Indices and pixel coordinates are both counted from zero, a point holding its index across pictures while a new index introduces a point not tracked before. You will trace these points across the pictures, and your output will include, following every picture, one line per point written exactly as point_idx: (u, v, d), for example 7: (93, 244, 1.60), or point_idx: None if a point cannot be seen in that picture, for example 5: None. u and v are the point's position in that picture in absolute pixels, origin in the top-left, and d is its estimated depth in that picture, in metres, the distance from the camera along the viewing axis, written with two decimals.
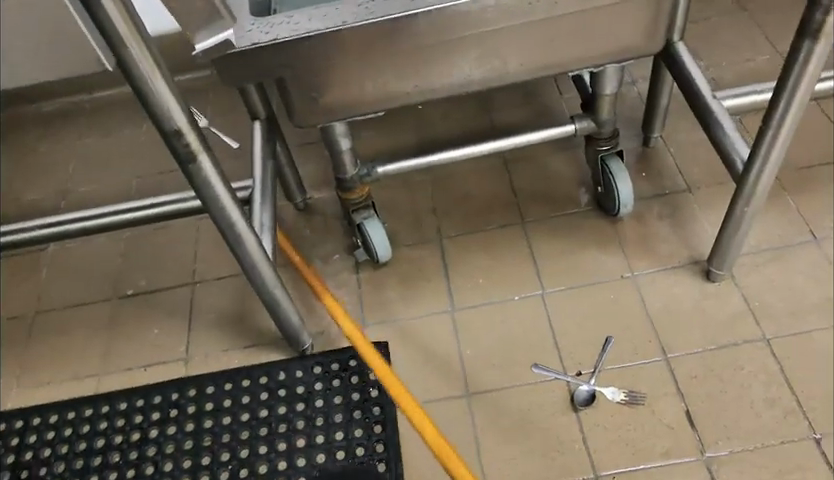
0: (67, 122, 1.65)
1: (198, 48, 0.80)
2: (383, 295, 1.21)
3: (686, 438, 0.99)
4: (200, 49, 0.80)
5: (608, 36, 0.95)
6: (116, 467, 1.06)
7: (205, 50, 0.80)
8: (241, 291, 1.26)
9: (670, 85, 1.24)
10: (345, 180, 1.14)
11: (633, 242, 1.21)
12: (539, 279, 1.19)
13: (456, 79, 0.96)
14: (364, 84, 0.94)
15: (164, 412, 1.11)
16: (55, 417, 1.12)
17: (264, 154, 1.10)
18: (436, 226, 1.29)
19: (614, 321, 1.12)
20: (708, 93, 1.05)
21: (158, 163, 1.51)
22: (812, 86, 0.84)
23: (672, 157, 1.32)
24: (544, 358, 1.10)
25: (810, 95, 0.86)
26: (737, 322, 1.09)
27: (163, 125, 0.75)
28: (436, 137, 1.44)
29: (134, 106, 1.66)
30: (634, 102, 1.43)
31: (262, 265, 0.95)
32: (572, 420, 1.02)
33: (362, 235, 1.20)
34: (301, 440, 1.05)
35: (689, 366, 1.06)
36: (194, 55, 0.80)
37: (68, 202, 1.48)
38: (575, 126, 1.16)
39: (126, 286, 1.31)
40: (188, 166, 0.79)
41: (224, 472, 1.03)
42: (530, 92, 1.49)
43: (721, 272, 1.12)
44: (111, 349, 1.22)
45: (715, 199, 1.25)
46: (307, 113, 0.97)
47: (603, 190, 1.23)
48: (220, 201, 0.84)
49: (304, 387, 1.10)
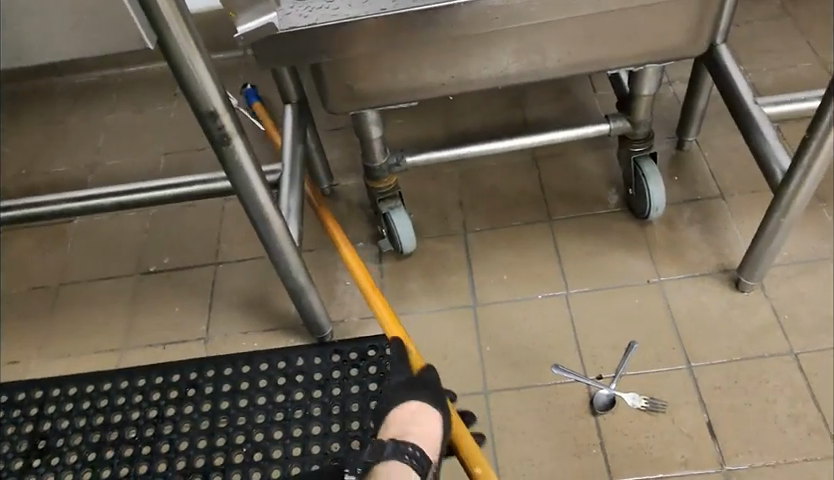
0: (97, 95, 1.66)
1: (239, 31, 0.79)
2: (405, 286, 1.20)
3: (705, 449, 0.98)
4: (242, 32, 0.79)
5: (650, 36, 0.92)
6: (132, 443, 1.06)
7: (247, 33, 0.79)
8: (263, 274, 1.26)
9: (710, 88, 1.21)
10: (374, 169, 1.13)
11: (662, 247, 1.19)
12: (564, 278, 1.18)
13: (492, 72, 0.94)
14: (397, 73, 0.93)
15: (182, 391, 1.11)
16: (74, 389, 1.13)
17: (294, 137, 1.10)
18: (462, 219, 1.28)
19: (639, 326, 1.11)
20: (751, 100, 1.03)
21: (187, 141, 1.52)
22: None
23: (705, 162, 1.30)
24: (565, 359, 1.08)
25: None
26: (765, 334, 1.07)
27: (199, 106, 0.74)
28: (466, 129, 1.43)
29: (165, 83, 1.66)
30: (670, 103, 1.40)
31: (287, 248, 0.94)
32: (590, 423, 1.01)
33: (388, 225, 1.19)
34: (316, 428, 1.04)
35: (713, 376, 1.04)
36: (235, 38, 0.79)
37: (95, 175, 1.49)
38: (610, 126, 1.14)
39: (149, 262, 1.32)
40: (221, 148, 0.78)
41: (238, 455, 1.03)
42: (563, 89, 1.47)
43: (751, 282, 1.10)
44: (131, 324, 1.23)
45: (748, 207, 1.22)
46: (341, 100, 0.96)
47: (633, 192, 1.21)
48: (250, 183, 0.84)
49: (322, 374, 1.10)
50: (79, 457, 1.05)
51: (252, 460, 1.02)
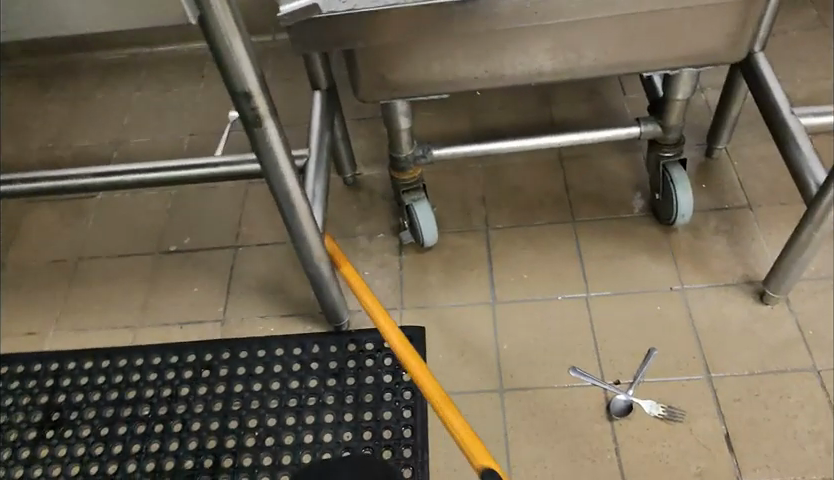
0: (124, 73, 1.66)
1: (284, 11, 0.78)
2: (424, 279, 1.19)
3: (722, 461, 0.97)
4: (286, 11, 0.78)
5: (689, 40, 0.91)
6: (145, 421, 1.07)
7: (291, 13, 0.78)
8: (282, 260, 1.26)
9: (743, 95, 1.20)
10: (399, 159, 1.12)
11: (687, 254, 1.18)
12: (585, 280, 1.17)
13: (527, 68, 0.93)
14: (430, 65, 0.92)
15: (197, 371, 1.12)
16: (90, 364, 1.15)
17: (321, 124, 1.09)
18: (484, 216, 1.27)
19: (659, 333, 1.09)
20: (787, 109, 1.01)
21: (211, 123, 1.51)
22: None
23: (735, 170, 1.28)
24: (582, 362, 1.07)
25: None
26: (788, 349, 1.06)
27: (234, 86, 0.74)
28: (492, 125, 1.42)
29: (192, 63, 1.66)
30: (701, 109, 1.38)
31: (311, 235, 0.94)
32: (605, 428, 1.00)
33: (410, 217, 1.18)
34: (328, 416, 1.05)
35: (733, 388, 1.03)
36: (278, 17, 0.78)
37: (119, 152, 1.49)
38: (640, 129, 1.13)
39: (170, 242, 1.32)
40: (252, 130, 0.78)
41: (250, 439, 1.04)
42: (593, 90, 1.45)
43: (776, 295, 1.08)
44: (149, 302, 1.23)
45: (776, 219, 1.20)
46: (371, 89, 0.95)
47: (660, 198, 1.19)
48: (279, 167, 0.83)
49: (337, 363, 1.11)
50: (92, 431, 1.07)
51: (263, 444, 1.03)
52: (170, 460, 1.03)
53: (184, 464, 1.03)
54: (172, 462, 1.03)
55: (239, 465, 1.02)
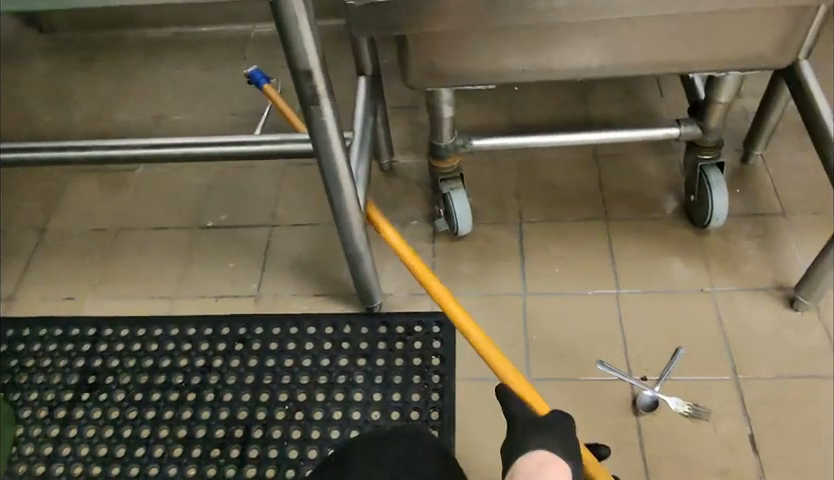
0: (168, 51, 1.69)
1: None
2: (456, 267, 1.21)
3: (746, 462, 0.98)
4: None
5: (738, 42, 0.92)
6: (178, 389, 1.10)
7: None
8: (317, 241, 1.28)
9: (784, 103, 1.20)
10: (439, 147, 1.14)
11: (718, 257, 1.19)
12: (615, 277, 1.18)
13: (574, 63, 0.94)
14: (480, 55, 0.94)
15: (230, 344, 1.15)
16: (126, 331, 1.18)
17: (365, 109, 1.11)
18: (518, 209, 1.29)
19: (688, 333, 1.10)
20: (829, 117, 1.02)
21: (251, 104, 1.54)
22: None
23: (770, 177, 1.28)
24: (610, 357, 1.09)
25: None
26: (816, 355, 1.07)
27: (296, 63, 0.76)
28: (529, 120, 1.43)
29: (234, 45, 1.68)
30: (739, 114, 1.39)
31: (353, 214, 0.96)
32: (631, 422, 1.02)
33: (446, 205, 1.20)
34: (357, 394, 1.07)
35: (759, 391, 1.04)
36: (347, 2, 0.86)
37: (161, 128, 1.52)
38: (680, 130, 1.14)
39: (207, 217, 1.34)
40: (309, 108, 0.80)
41: (280, 412, 1.07)
42: (631, 90, 1.46)
43: (807, 302, 1.09)
44: (185, 274, 1.26)
45: (810, 228, 1.21)
46: (420, 76, 0.97)
47: (695, 200, 1.20)
48: (330, 146, 0.85)
49: (367, 344, 1.13)
50: (126, 395, 1.10)
51: (292, 418, 1.06)
52: (202, 428, 1.06)
53: (216, 432, 1.06)
54: (203, 430, 1.06)
55: (269, 437, 1.04)
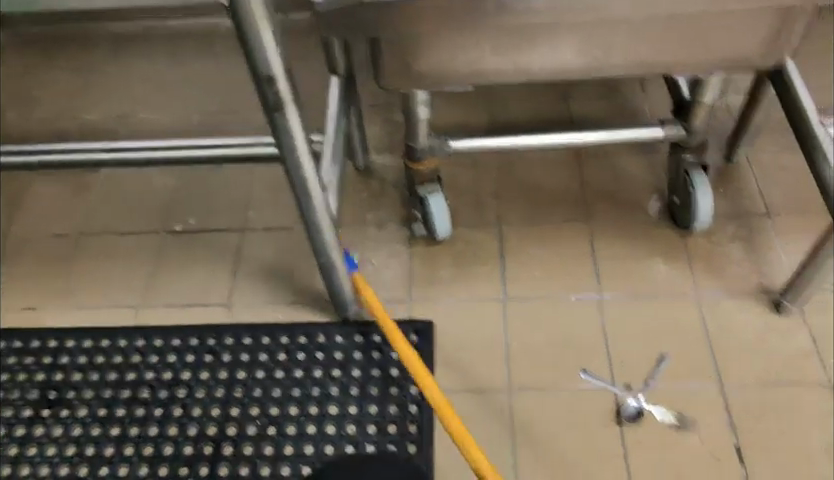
0: (135, 45, 1.62)
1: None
2: (435, 273, 1.17)
3: (732, 472, 0.95)
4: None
5: (723, 42, 0.88)
6: (144, 404, 1.06)
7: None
8: (290, 246, 1.23)
9: (769, 101, 1.17)
10: (415, 150, 1.10)
11: (702, 260, 1.16)
12: (598, 282, 1.15)
13: (554, 64, 0.90)
14: (456, 55, 0.89)
15: (200, 355, 1.10)
16: (90, 343, 1.13)
17: (338, 110, 1.07)
18: (498, 211, 1.25)
19: (671, 339, 1.08)
20: (816, 119, 0.99)
21: (221, 102, 1.48)
22: None
23: (754, 176, 1.26)
24: (593, 365, 1.06)
25: None
26: (801, 361, 1.04)
27: (258, 69, 0.72)
28: (508, 119, 1.39)
29: (204, 39, 1.62)
30: (722, 112, 1.36)
31: (324, 224, 0.92)
32: (614, 433, 0.99)
33: (424, 210, 1.16)
34: (332, 407, 1.03)
35: (746, 400, 1.01)
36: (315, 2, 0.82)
37: (127, 127, 1.46)
38: (663, 130, 1.10)
39: (175, 221, 1.29)
40: (273, 115, 0.76)
41: (252, 427, 1.02)
42: (612, 87, 1.43)
43: (792, 306, 1.07)
44: (152, 282, 1.21)
45: (795, 229, 1.19)
46: (395, 78, 0.93)
47: (678, 201, 1.17)
48: (298, 154, 0.81)
49: (343, 354, 1.09)
50: (89, 412, 1.05)
51: (264, 434, 1.02)
52: (169, 446, 1.02)
53: (184, 449, 1.01)
54: (171, 447, 1.02)
55: (239, 453, 1.00)
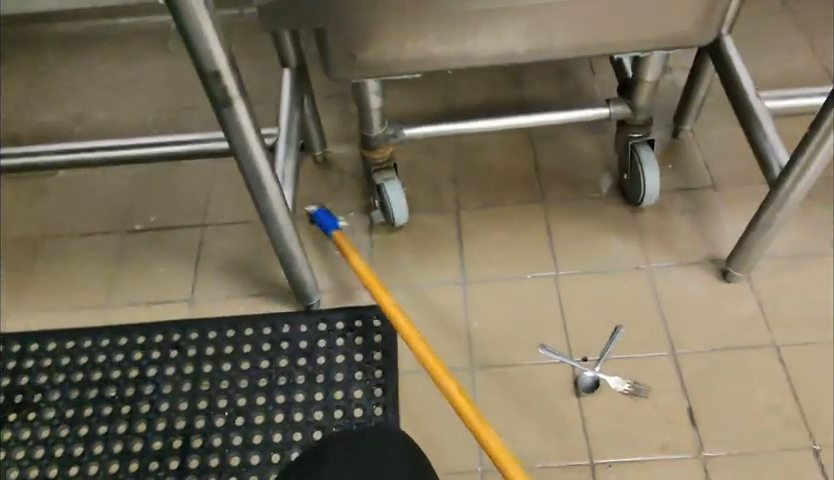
0: (87, 45, 1.61)
1: None
2: (395, 259, 1.20)
3: (685, 435, 1.00)
4: None
5: (659, 22, 0.91)
6: (112, 402, 1.06)
7: None
8: (252, 239, 1.25)
9: (710, 77, 1.21)
10: (370, 138, 1.12)
11: (653, 233, 1.20)
12: (553, 260, 1.18)
13: (498, 48, 0.92)
14: (402, 45, 0.91)
15: (165, 352, 1.11)
16: (54, 345, 1.13)
17: (292, 103, 1.08)
18: (455, 196, 1.27)
19: (625, 311, 1.12)
20: (752, 93, 1.03)
21: (176, 99, 1.48)
22: None
23: (700, 151, 1.30)
24: (551, 340, 1.09)
25: None
26: (748, 325, 1.09)
27: (203, 66, 0.73)
28: (462, 105, 1.41)
29: (157, 37, 1.61)
30: (669, 90, 1.40)
31: (281, 216, 0.94)
32: (573, 404, 1.03)
33: (381, 197, 1.18)
34: (298, 395, 1.05)
35: (697, 365, 1.06)
36: None
37: (82, 127, 1.45)
38: (609, 110, 1.14)
39: (135, 220, 1.29)
40: (222, 111, 0.78)
41: (220, 419, 1.04)
42: (563, 69, 1.46)
43: (738, 273, 1.12)
44: (114, 281, 1.21)
45: (740, 200, 1.23)
46: (343, 69, 0.94)
47: (628, 178, 1.21)
48: (249, 149, 0.83)
49: (307, 343, 1.11)
50: (57, 413, 1.06)
51: (232, 424, 1.03)
52: (138, 442, 1.03)
53: (153, 445, 1.02)
54: (140, 443, 1.03)
55: (208, 445, 1.02)
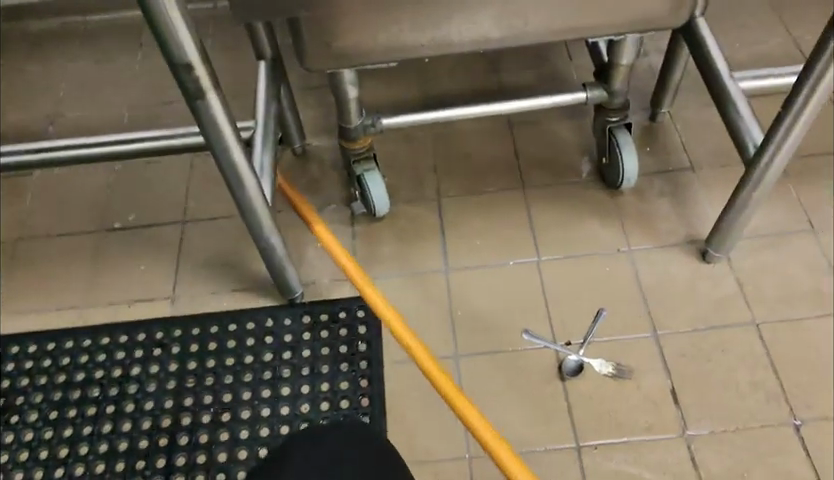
0: (58, 43, 1.58)
1: None
2: (377, 250, 1.19)
3: (669, 415, 1.01)
4: None
5: (633, 4, 0.91)
6: (96, 402, 1.06)
7: None
8: (232, 234, 1.24)
9: (685, 59, 1.22)
10: (349, 129, 1.11)
11: (633, 216, 1.21)
12: (535, 246, 1.18)
13: (473, 35, 0.92)
14: (376, 33, 0.90)
15: (148, 350, 1.10)
16: (35, 347, 1.12)
17: (268, 95, 1.07)
18: (436, 184, 1.27)
19: (607, 295, 1.12)
20: (726, 74, 1.04)
21: (151, 95, 1.46)
22: None
23: (677, 133, 1.31)
24: (535, 325, 1.10)
25: None
26: (728, 304, 1.10)
27: (174, 57, 0.72)
28: (440, 93, 1.41)
29: (129, 33, 1.59)
30: (645, 73, 1.40)
31: (260, 209, 0.93)
32: (558, 388, 1.03)
33: (361, 188, 1.18)
34: (284, 389, 1.05)
35: (679, 345, 1.07)
36: None
37: (57, 127, 1.43)
38: (586, 94, 1.14)
39: (113, 219, 1.28)
40: (195, 103, 0.77)
41: (206, 416, 1.03)
42: (540, 55, 1.46)
43: (718, 253, 1.13)
44: (94, 281, 1.20)
45: (718, 181, 1.24)
46: (318, 58, 0.94)
47: (607, 162, 1.22)
48: (225, 141, 0.82)
49: (292, 336, 1.10)
50: (40, 416, 1.05)
51: (219, 421, 1.03)
52: (124, 441, 1.02)
53: (139, 444, 1.02)
54: (126, 442, 1.02)
55: (195, 442, 1.01)
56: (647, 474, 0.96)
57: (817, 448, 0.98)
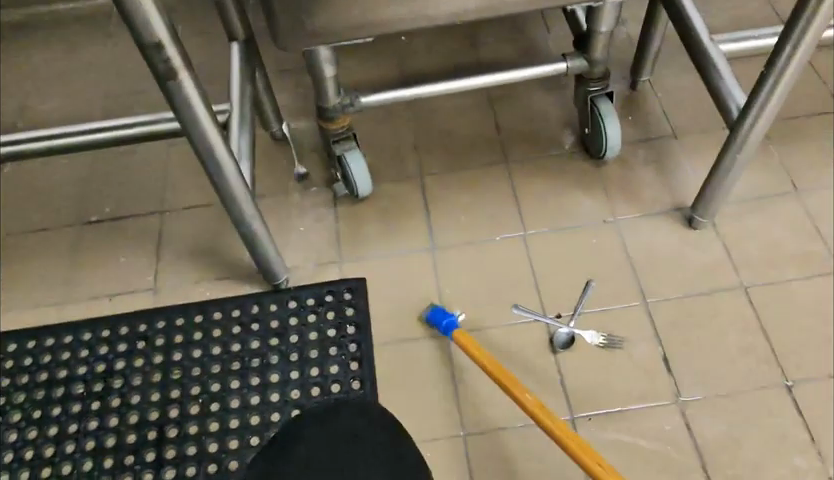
0: (23, 34, 1.54)
1: None
2: (362, 231, 1.18)
3: (661, 383, 1.01)
4: None
5: None
6: (80, 399, 1.03)
7: None
8: (213, 222, 1.21)
9: (664, 27, 1.21)
10: (327, 109, 1.09)
11: (618, 186, 1.20)
12: (521, 220, 1.17)
13: (451, 6, 0.90)
14: (351, 8, 0.88)
15: (131, 343, 1.08)
16: (14, 346, 1.09)
17: (242, 78, 1.04)
18: (418, 163, 1.25)
19: (595, 266, 1.12)
20: (707, 37, 1.02)
21: (122, 84, 1.42)
22: (826, 21, 0.84)
23: (658, 101, 1.30)
24: (524, 299, 1.09)
25: (822, 30, 0.85)
26: (716, 269, 1.10)
27: (141, 37, 0.70)
28: (418, 71, 1.39)
29: (97, 20, 1.54)
30: (624, 42, 1.39)
31: (240, 194, 0.91)
32: (550, 361, 1.03)
33: (343, 169, 1.16)
34: (274, 375, 1.04)
35: (668, 312, 1.07)
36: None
37: (26, 120, 1.39)
38: (567, 64, 1.13)
39: (89, 212, 1.25)
40: (167, 84, 0.74)
41: (195, 407, 1.02)
42: (518, 27, 1.44)
43: (704, 219, 1.12)
44: (72, 277, 1.17)
45: (701, 147, 1.24)
46: (294, 37, 0.91)
47: (589, 132, 1.20)
48: (201, 124, 0.80)
49: (278, 322, 1.09)
50: (23, 415, 1.02)
51: (208, 411, 1.01)
52: (111, 437, 1.00)
53: (127, 439, 1.00)
54: (113, 438, 1.00)
55: (184, 434, 0.99)
56: (643, 442, 0.96)
57: (809, 409, 0.98)
